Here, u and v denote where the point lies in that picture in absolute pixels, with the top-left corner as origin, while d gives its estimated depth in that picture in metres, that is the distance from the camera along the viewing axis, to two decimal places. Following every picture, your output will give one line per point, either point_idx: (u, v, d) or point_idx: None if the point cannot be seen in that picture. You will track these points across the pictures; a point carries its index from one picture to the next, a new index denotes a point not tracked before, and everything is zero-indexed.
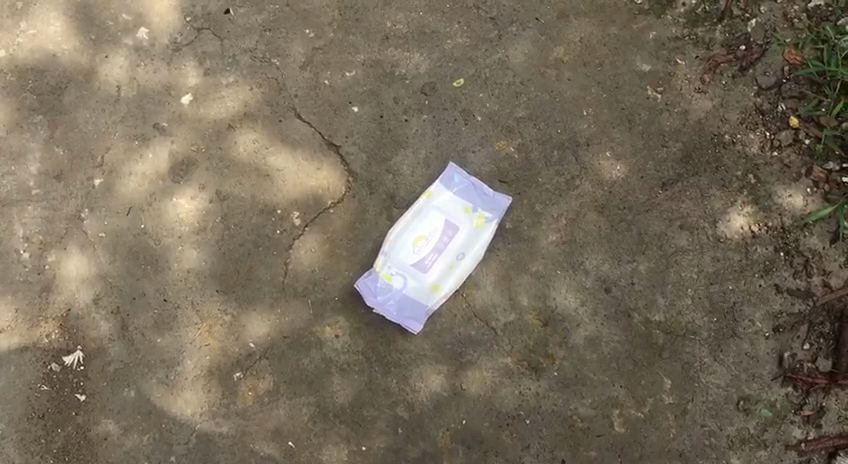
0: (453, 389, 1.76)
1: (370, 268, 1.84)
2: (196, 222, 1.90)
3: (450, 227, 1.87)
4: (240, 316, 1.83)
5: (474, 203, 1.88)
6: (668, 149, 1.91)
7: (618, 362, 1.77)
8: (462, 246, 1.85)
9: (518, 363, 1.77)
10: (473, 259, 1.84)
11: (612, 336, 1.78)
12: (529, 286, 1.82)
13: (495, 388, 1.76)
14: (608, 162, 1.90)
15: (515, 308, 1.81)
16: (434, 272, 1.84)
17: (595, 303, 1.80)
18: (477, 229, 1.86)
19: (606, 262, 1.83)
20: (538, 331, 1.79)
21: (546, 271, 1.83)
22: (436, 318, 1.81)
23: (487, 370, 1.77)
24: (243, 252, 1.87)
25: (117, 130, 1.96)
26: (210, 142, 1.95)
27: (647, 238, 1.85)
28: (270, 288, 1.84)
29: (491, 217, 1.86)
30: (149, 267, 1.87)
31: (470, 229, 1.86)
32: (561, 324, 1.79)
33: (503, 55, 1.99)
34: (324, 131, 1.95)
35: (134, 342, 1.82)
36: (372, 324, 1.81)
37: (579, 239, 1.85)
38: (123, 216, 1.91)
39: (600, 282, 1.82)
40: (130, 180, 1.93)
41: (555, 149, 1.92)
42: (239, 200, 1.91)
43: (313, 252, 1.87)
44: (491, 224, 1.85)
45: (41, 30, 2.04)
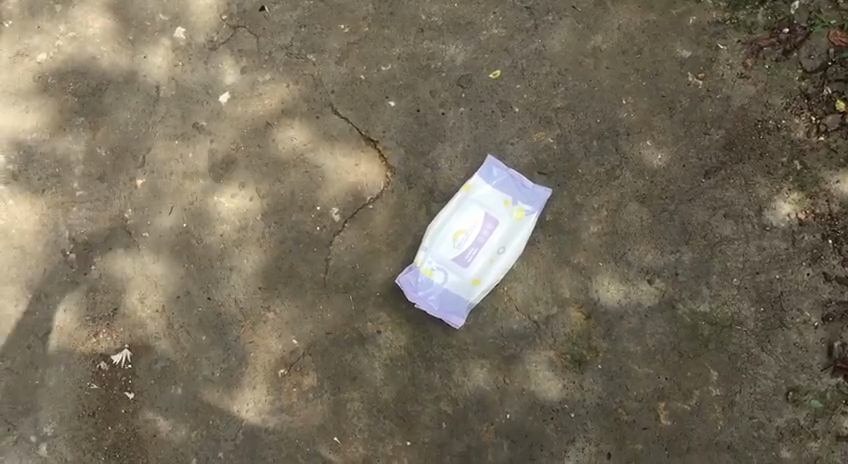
0: (496, 383, 1.76)
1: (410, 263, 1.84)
2: (237, 220, 1.91)
3: (489, 221, 1.86)
4: (282, 312, 1.84)
5: (514, 195, 1.86)
6: (710, 137, 1.88)
7: (663, 354, 1.74)
8: (502, 239, 1.84)
9: (561, 356, 1.76)
10: (514, 252, 1.83)
11: (656, 327, 1.76)
12: (571, 278, 1.81)
13: (539, 381, 1.75)
14: (649, 151, 1.88)
15: (557, 301, 1.80)
16: (474, 266, 1.83)
17: (638, 295, 1.79)
18: (517, 222, 1.84)
19: (648, 253, 1.81)
20: (581, 324, 1.78)
21: (587, 263, 1.82)
22: (477, 313, 1.80)
23: (529, 364, 1.76)
24: (284, 249, 1.88)
25: (157, 130, 1.98)
26: (249, 140, 1.96)
27: (690, 228, 1.82)
28: (311, 284, 1.85)
29: (532, 209, 1.84)
30: (192, 266, 1.89)
31: (510, 222, 1.85)
32: (604, 316, 1.78)
33: (540, 45, 1.97)
34: (361, 127, 1.95)
35: (180, 341, 1.84)
36: (413, 319, 1.81)
37: (620, 230, 1.83)
38: (165, 215, 1.93)
39: (643, 273, 1.80)
40: (171, 180, 1.95)
41: (594, 139, 1.90)
42: (279, 198, 1.92)
43: (353, 248, 1.87)
44: (532, 217, 1.84)
45: (81, 33, 2.06)
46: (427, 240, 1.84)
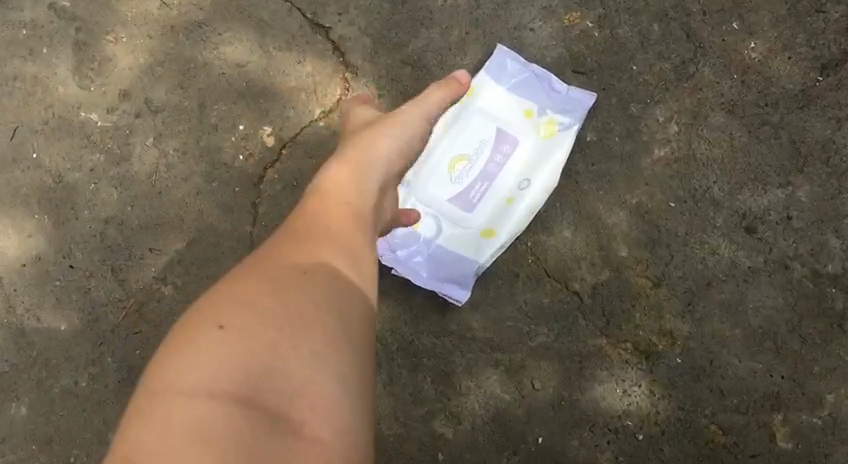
0: (519, 391, 1.15)
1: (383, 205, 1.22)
2: (115, 148, 1.25)
3: (505, 141, 1.24)
4: (185, 288, 1.20)
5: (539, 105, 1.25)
6: (826, 15, 1.26)
7: (776, 341, 1.13)
8: (525, 168, 1.23)
9: (618, 346, 1.15)
10: (544, 185, 1.21)
11: (762, 299, 1.15)
12: (628, 228, 1.19)
13: (585, 386, 1.14)
14: (738, 38, 1.26)
15: (609, 262, 1.18)
16: (483, 210, 1.22)
17: (731, 251, 1.18)
18: (546, 142, 1.23)
19: (744, 188, 1.20)
20: (647, 296, 1.17)
21: (652, 205, 1.20)
22: (488, 283, 1.18)
23: (570, 360, 1.15)
24: (188, 191, 1.23)
25: None
26: (134, 28, 1.28)
27: (804, 149, 1.21)
28: (231, 244, 1.21)
29: (568, 121, 1.23)
30: (47, 218, 1.23)
31: (536, 142, 1.23)
32: (681, 285, 1.16)
33: None
34: (305, 7, 1.28)
35: (26, 333, 1.20)
36: (390, 293, 1.18)
37: (700, 155, 1.21)
38: (4, 142, 1.26)
39: (737, 219, 1.19)
40: (13, 88, 1.28)
41: (656, 21, 1.26)
42: (180, 113, 1.25)
43: (296, 188, 1.22)
44: (569, 132, 1.22)
45: None
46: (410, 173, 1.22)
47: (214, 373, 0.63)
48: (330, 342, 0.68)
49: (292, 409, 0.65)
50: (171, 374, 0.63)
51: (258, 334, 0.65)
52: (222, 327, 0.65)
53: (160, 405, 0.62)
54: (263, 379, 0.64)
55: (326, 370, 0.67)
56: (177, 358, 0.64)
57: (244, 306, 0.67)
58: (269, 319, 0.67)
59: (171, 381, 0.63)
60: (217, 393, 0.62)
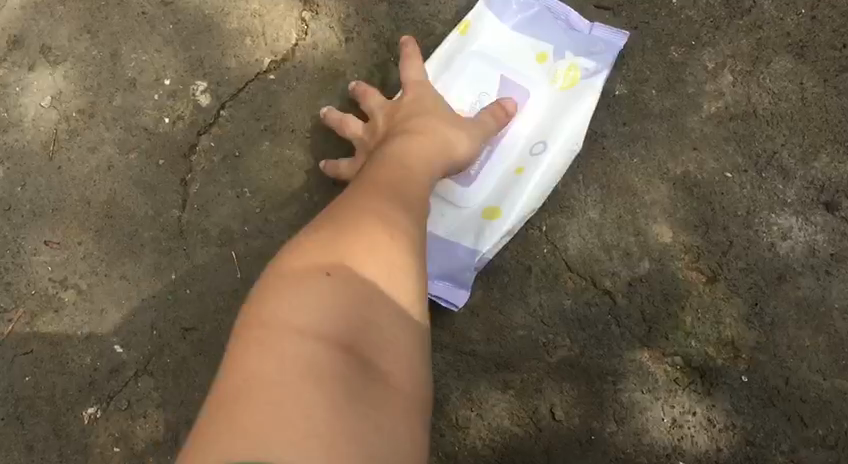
0: (534, 422, 0.87)
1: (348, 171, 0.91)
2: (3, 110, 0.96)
3: (511, 93, 0.94)
4: (92, 293, 0.91)
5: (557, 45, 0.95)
6: None
7: None
8: (538, 127, 0.93)
9: (662, 361, 0.87)
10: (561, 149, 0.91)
11: None
12: (672, 207, 0.91)
13: (620, 416, 0.86)
14: None
15: (648, 251, 0.90)
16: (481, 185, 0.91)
17: (808, 234, 0.90)
18: (565, 94, 0.93)
19: (821, 153, 0.92)
20: (699, 294, 0.89)
21: (702, 176, 0.92)
22: (491, 280, 0.90)
23: (601, 381, 0.87)
24: (96, 166, 0.94)
25: None
26: None
27: None
28: (152, 234, 0.92)
29: (594, 67, 0.93)
30: None
31: (552, 93, 0.94)
32: (744, 279, 0.89)
33: None
34: None
35: None
36: None
37: (763, 111, 0.94)
38: None
39: (813, 193, 0.91)
40: None
41: None
42: (87, 65, 0.96)
43: (238, 160, 0.94)
44: (595, 81, 0.92)
45: None
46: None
47: (323, 317, 0.58)
48: (413, 301, 0.64)
49: (378, 356, 0.59)
50: (276, 312, 0.57)
51: (361, 279, 0.61)
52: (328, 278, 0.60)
53: (273, 344, 0.55)
54: (364, 318, 0.59)
55: (410, 326, 0.63)
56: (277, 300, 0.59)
57: (349, 254, 0.62)
58: (373, 270, 0.62)
59: (271, 320, 0.57)
60: (323, 336, 0.56)
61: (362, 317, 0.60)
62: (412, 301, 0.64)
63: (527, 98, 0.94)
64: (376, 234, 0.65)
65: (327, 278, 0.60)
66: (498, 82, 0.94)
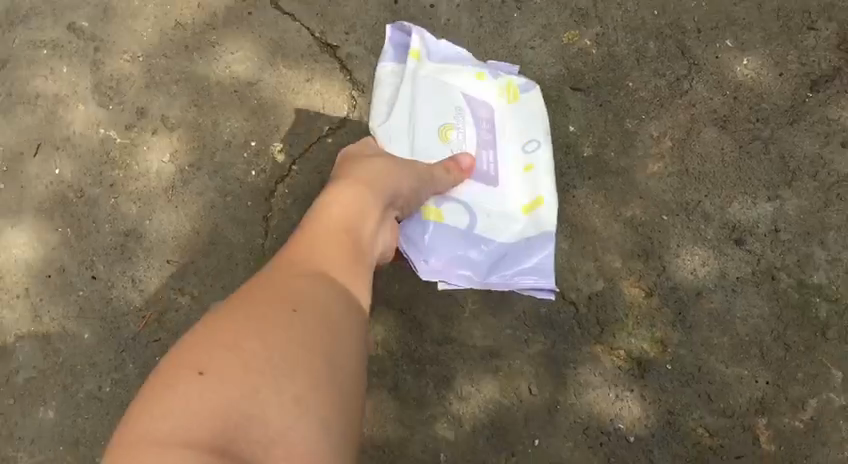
0: (516, 395, 1.20)
1: (412, 220, 1.23)
2: (134, 163, 1.31)
3: (478, 108, 1.31)
4: (201, 298, 1.25)
5: (490, 67, 1.33)
6: (816, 34, 1.32)
7: (761, 348, 1.19)
8: (515, 128, 1.30)
9: (611, 352, 1.21)
10: (544, 144, 1.28)
11: (749, 309, 1.21)
12: (623, 240, 1.25)
13: (580, 391, 1.20)
14: (730, 55, 1.32)
15: (604, 272, 1.24)
16: (513, 199, 1.27)
17: (722, 261, 1.23)
18: (514, 104, 1.31)
19: (734, 202, 1.25)
20: (638, 305, 1.22)
21: (645, 217, 1.25)
22: (489, 293, 1.24)
23: (566, 367, 1.21)
24: (203, 205, 1.29)
25: (16, 35, 1.36)
26: (150, 48, 1.35)
27: (794, 164, 1.26)
28: (244, 256, 1.26)
29: (526, 83, 1.32)
30: (69, 230, 1.29)
31: (505, 104, 1.32)
32: (673, 294, 1.22)
33: None
34: (314, 28, 1.36)
35: (49, 339, 1.24)
36: (397, 302, 1.24)
37: (692, 169, 1.27)
38: (27, 156, 1.31)
39: (727, 231, 1.24)
40: (36, 105, 1.33)
41: (651, 39, 1.33)
42: (194, 129, 1.31)
43: (305, 201, 1.28)
44: (533, 92, 1.31)
45: None
46: (409, 145, 1.27)
47: (194, 424, 0.65)
48: (305, 387, 0.70)
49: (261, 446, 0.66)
50: (149, 424, 0.64)
51: (243, 376, 0.68)
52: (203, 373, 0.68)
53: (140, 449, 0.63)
54: (240, 417, 0.66)
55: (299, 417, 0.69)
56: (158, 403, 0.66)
57: (232, 354, 0.70)
58: (251, 364, 0.69)
59: (141, 435, 0.64)
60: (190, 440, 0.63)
61: (243, 416, 0.67)
62: (308, 383, 0.71)
63: (492, 111, 1.32)
64: (271, 314, 0.75)
65: (200, 376, 0.67)
66: (465, 100, 1.31)
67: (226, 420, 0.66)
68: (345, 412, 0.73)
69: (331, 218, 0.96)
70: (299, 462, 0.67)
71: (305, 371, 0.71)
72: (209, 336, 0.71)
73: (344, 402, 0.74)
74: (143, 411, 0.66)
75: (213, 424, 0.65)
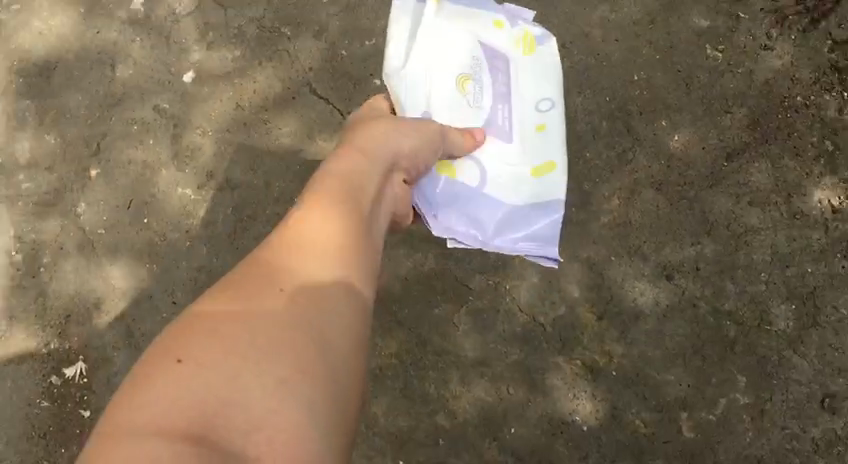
0: (498, 395, 1.57)
1: (430, 177, 1.42)
2: (205, 214, 1.70)
3: (496, 58, 1.52)
4: None
5: (508, 19, 1.57)
6: (732, 116, 1.69)
7: (684, 359, 1.56)
8: (528, 82, 1.54)
9: (570, 361, 1.58)
10: (555, 108, 1.55)
11: (675, 329, 1.58)
12: (581, 276, 1.62)
13: (546, 391, 1.57)
14: (665, 132, 1.69)
15: (566, 300, 1.61)
16: (526, 153, 1.50)
17: (656, 292, 1.61)
18: (528, 57, 1.56)
19: (666, 247, 1.63)
20: (592, 326, 1.60)
21: (598, 258, 1.63)
22: (477, 316, 1.61)
23: (536, 373, 1.58)
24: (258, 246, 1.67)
25: (113, 114, 1.76)
26: (216, 125, 1.75)
27: (712, 218, 1.63)
28: None
29: (540, 34, 1.59)
30: (155, 266, 1.68)
31: (520, 55, 1.56)
32: (618, 317, 1.60)
33: (542, 14, 1.76)
34: (343, 108, 1.74)
35: (142, 350, 1.64)
36: (406, 322, 1.62)
37: (634, 221, 1.64)
38: (123, 210, 1.72)
39: (660, 269, 1.62)
40: (129, 170, 1.74)
41: (604, 119, 1.70)
42: (251, 189, 1.70)
43: None
44: (548, 44, 1.58)
45: (26, 6, 1.84)
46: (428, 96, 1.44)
47: (176, 412, 0.80)
48: (271, 382, 0.85)
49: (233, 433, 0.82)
50: (127, 414, 0.80)
51: (222, 364, 0.85)
52: (180, 362, 0.84)
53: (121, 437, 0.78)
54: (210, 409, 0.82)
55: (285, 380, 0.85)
56: (138, 397, 0.82)
57: (207, 349, 0.85)
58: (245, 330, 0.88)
59: (122, 425, 0.79)
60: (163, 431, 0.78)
61: (216, 404, 0.82)
62: (271, 376, 0.85)
63: (507, 61, 1.53)
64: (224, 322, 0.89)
65: (178, 364, 0.84)
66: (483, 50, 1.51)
67: (202, 410, 0.81)
68: (312, 391, 0.86)
69: (333, 185, 1.13)
70: (277, 436, 0.82)
71: (285, 343, 0.88)
72: (211, 305, 0.91)
73: (336, 358, 0.91)
74: (121, 402, 0.82)
75: (189, 414, 0.81)
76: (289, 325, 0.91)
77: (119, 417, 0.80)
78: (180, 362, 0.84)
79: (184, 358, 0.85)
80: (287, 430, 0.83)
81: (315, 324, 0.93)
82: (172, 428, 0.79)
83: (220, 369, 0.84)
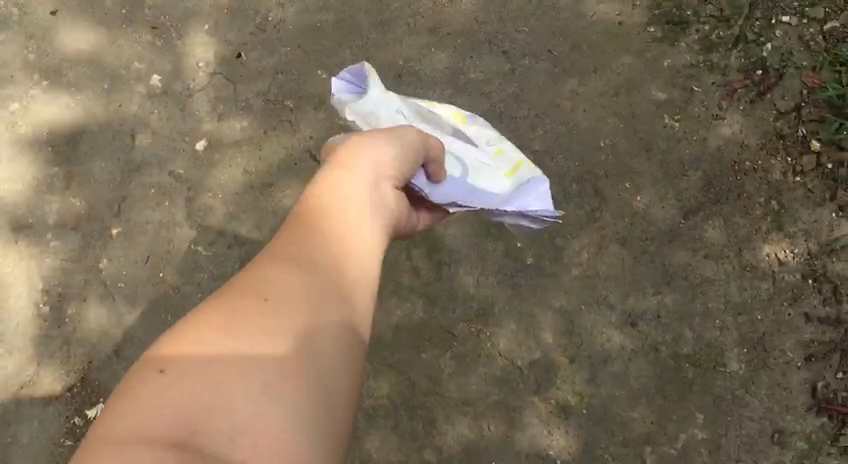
0: (480, 431, 1.74)
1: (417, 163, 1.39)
2: (215, 268, 1.88)
3: None
4: None
5: None
6: (688, 179, 1.88)
7: (648, 397, 1.73)
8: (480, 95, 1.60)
9: (545, 401, 1.76)
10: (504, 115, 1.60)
11: (639, 371, 1.75)
12: (554, 323, 1.80)
13: (523, 428, 1.74)
14: (629, 193, 1.87)
15: (540, 345, 1.79)
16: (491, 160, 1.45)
17: (622, 337, 1.78)
18: None
19: (630, 296, 1.81)
20: (564, 368, 1.77)
21: (569, 307, 1.81)
22: (461, 359, 1.79)
23: (514, 411, 1.75)
24: None
25: (133, 180, 1.97)
26: (226, 188, 1.95)
27: (671, 270, 1.82)
28: None
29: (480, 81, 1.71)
30: (168, 316, 1.86)
31: None
32: (588, 360, 1.77)
33: (517, 89, 1.97)
34: None
35: None
36: (397, 366, 1.80)
37: (602, 273, 1.82)
38: (141, 265, 1.91)
39: (625, 317, 1.79)
40: (147, 229, 1.93)
41: (574, 182, 1.89)
42: (257, 245, 1.89)
43: None
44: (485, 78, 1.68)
45: (55, 81, 2.05)
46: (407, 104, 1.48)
47: (159, 421, 0.74)
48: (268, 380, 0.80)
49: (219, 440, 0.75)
50: (109, 425, 0.74)
51: (209, 369, 0.79)
52: (163, 371, 0.79)
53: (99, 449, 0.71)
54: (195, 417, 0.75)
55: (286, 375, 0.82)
56: (122, 406, 0.76)
57: (194, 354, 0.80)
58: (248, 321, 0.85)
59: (105, 437, 0.73)
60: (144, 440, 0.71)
61: (202, 412, 0.76)
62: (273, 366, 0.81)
63: None
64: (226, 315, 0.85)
65: (162, 373, 0.79)
66: None
67: (182, 421, 0.75)
68: (314, 388, 0.83)
69: (329, 182, 1.07)
70: (266, 442, 0.76)
71: (287, 334, 0.85)
72: (205, 313, 0.86)
73: (338, 349, 0.89)
74: (105, 416, 0.76)
75: (170, 424, 0.74)
76: (291, 320, 0.87)
77: (105, 428, 0.74)
78: (169, 367, 0.79)
79: (168, 368, 0.79)
80: (285, 431, 0.77)
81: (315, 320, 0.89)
82: (158, 438, 0.72)
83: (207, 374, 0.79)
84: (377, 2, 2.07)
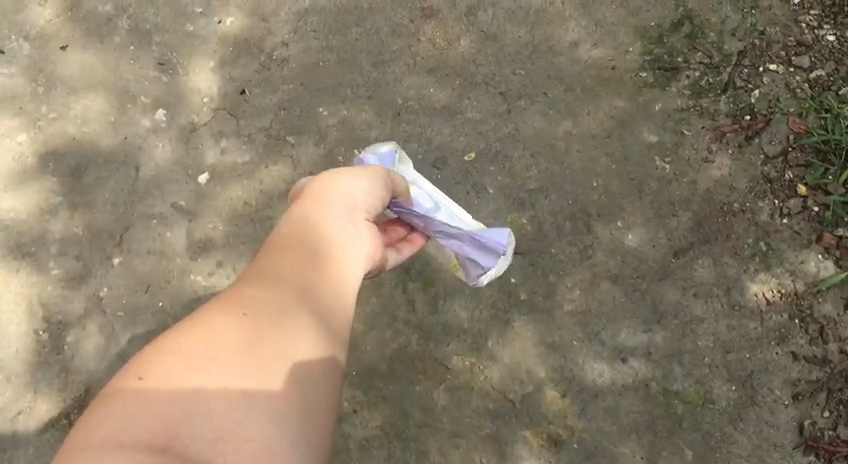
0: None
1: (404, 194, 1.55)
2: None
3: None
4: None
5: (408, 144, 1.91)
6: (679, 218, 1.93)
7: (638, 433, 1.76)
8: None
9: (537, 434, 1.78)
10: None
11: (630, 406, 1.78)
12: (546, 357, 1.84)
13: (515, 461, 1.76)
14: (621, 232, 1.92)
15: (533, 379, 1.82)
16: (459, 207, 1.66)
17: (613, 373, 1.81)
18: None
19: (621, 333, 1.84)
20: (555, 402, 1.80)
21: (562, 342, 1.84)
22: (454, 392, 1.82)
23: (506, 444, 1.78)
24: None
25: (136, 211, 2.00)
26: (227, 219, 1.99)
27: (661, 307, 1.85)
28: None
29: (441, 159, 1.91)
30: None
31: None
32: (580, 395, 1.80)
33: (513, 129, 2.03)
34: None
35: None
36: (390, 398, 1.83)
37: (594, 309, 1.86)
38: (141, 294, 1.94)
39: (617, 353, 1.83)
40: (148, 258, 1.96)
41: (567, 220, 1.94)
42: None
43: None
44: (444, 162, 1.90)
45: (63, 113, 2.10)
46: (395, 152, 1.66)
47: (138, 425, 0.79)
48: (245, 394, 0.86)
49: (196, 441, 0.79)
50: (85, 430, 0.78)
51: (188, 378, 0.85)
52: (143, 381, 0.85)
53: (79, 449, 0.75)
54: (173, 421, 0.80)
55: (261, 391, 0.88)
56: (100, 414, 0.81)
57: (172, 368, 0.87)
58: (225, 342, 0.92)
59: (83, 440, 0.77)
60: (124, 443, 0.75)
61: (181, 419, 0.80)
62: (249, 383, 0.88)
63: None
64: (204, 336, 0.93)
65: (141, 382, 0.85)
66: None
67: (166, 423, 0.79)
68: (290, 406, 0.89)
69: (303, 224, 1.17)
70: (248, 447, 0.80)
71: (261, 357, 0.92)
72: (181, 337, 0.93)
73: (311, 371, 0.97)
74: (82, 424, 0.80)
75: (152, 429, 0.78)
76: (265, 344, 0.95)
77: (86, 434, 0.78)
78: (145, 378, 0.85)
79: (146, 377, 0.85)
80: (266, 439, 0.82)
81: (282, 344, 0.96)
82: (138, 441, 0.76)
83: (185, 383, 0.85)
84: (378, 43, 2.13)
